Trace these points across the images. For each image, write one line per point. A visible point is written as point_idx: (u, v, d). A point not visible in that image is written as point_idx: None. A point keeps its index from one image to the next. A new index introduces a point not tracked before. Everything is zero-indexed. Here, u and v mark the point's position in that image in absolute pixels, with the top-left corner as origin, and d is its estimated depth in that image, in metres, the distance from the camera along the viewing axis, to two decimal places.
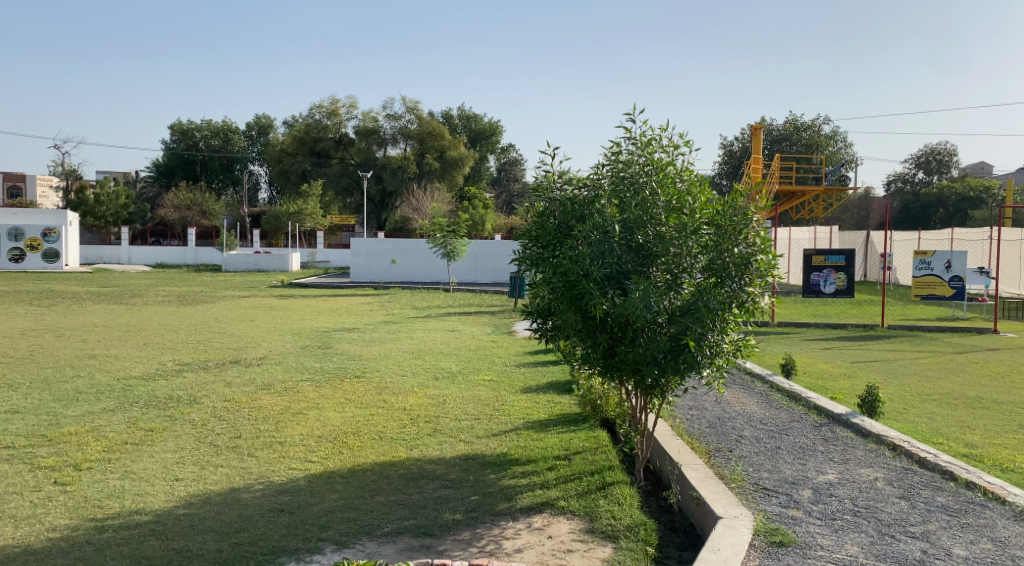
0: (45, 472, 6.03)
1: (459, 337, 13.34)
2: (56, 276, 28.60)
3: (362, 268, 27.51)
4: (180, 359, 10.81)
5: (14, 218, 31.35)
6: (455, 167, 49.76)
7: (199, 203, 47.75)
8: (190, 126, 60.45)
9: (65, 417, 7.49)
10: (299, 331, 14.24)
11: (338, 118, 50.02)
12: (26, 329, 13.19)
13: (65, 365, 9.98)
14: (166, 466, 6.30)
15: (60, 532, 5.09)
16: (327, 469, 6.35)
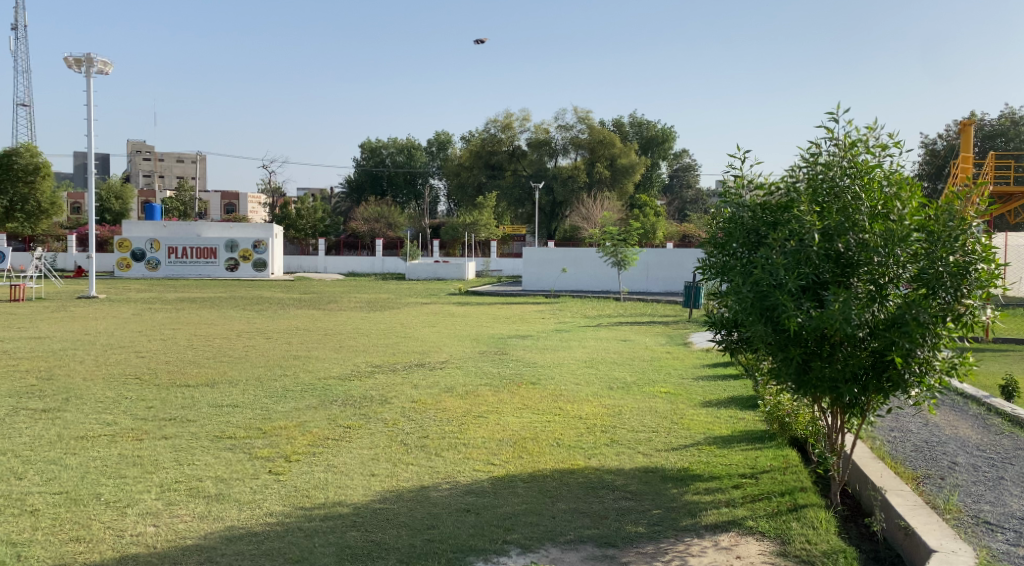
0: (261, 462, 6.58)
1: (634, 347, 13.21)
2: (263, 284, 31.19)
3: (534, 277, 27.92)
4: (372, 361, 11.44)
5: (231, 231, 34.58)
6: (626, 175, 49.14)
7: (386, 216, 50.48)
8: (378, 144, 64.26)
9: (276, 412, 8.14)
10: (477, 337, 14.66)
11: (512, 131, 51.24)
12: (240, 331, 14.47)
13: (273, 364, 10.85)
14: (363, 462, 6.68)
15: (276, 518, 5.53)
16: (509, 472, 6.50)
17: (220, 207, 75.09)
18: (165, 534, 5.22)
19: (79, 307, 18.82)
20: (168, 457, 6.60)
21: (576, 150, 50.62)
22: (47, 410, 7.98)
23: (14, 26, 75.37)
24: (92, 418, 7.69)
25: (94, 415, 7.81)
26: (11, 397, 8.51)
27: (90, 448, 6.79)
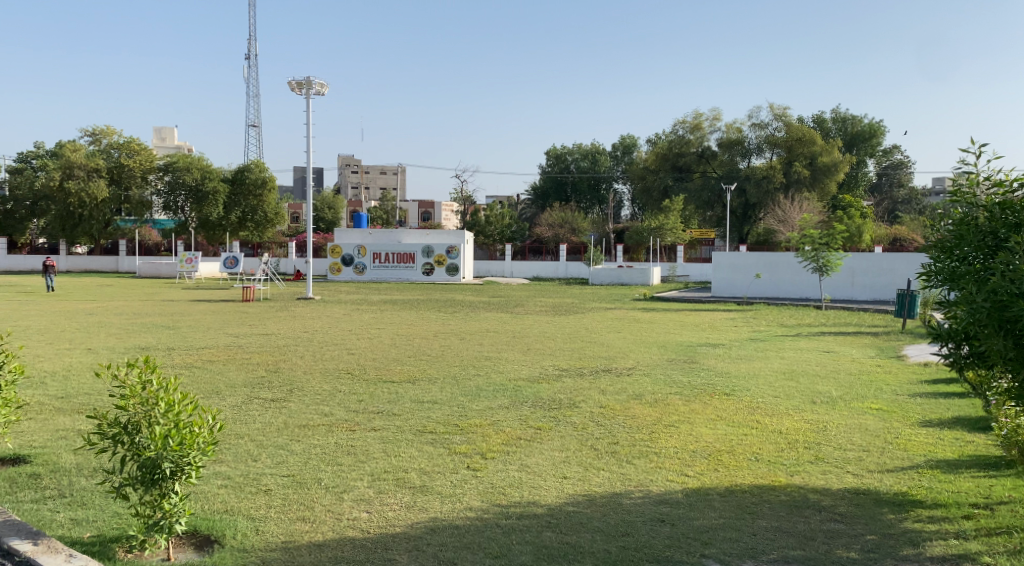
0: (459, 457, 6.77)
1: (837, 359, 12.43)
2: (454, 287, 32.41)
3: (725, 282, 27.12)
4: (560, 365, 11.49)
5: (427, 238, 36.31)
6: (828, 174, 46.21)
7: (570, 221, 50.76)
8: (563, 151, 64.93)
9: (471, 409, 8.38)
10: (665, 344, 14.38)
11: (701, 131, 50.04)
12: (437, 332, 15.09)
13: (467, 364, 11.18)
14: (556, 464, 6.70)
15: (475, 512, 5.66)
16: (704, 484, 6.28)
17: (417, 215, 78.97)
18: (377, 521, 5.50)
19: (296, 307, 20.44)
20: (377, 448, 6.95)
21: (771, 149, 48.54)
22: (274, 400, 8.66)
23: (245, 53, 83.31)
24: (312, 409, 8.27)
25: (314, 406, 8.39)
26: (244, 386, 9.34)
27: (310, 435, 7.29)
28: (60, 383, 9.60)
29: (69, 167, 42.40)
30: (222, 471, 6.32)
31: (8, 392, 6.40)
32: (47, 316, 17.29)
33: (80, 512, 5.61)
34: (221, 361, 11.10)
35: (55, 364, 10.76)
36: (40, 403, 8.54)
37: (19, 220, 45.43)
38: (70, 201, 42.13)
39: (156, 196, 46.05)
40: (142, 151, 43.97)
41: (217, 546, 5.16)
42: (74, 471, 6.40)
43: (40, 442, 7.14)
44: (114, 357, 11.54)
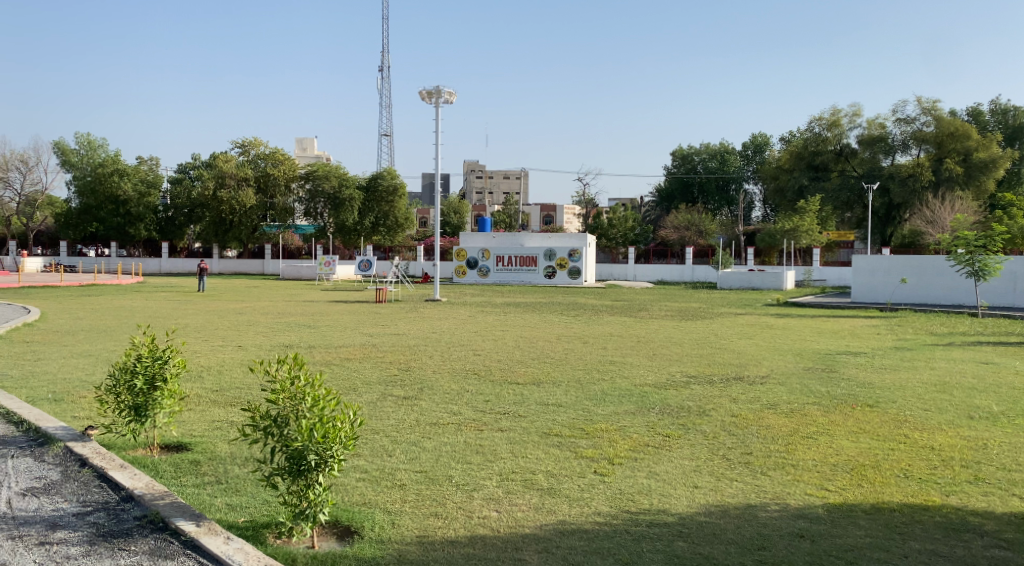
0: (586, 462, 6.73)
1: (995, 372, 11.56)
2: (578, 290, 32.32)
3: (867, 287, 25.90)
4: (688, 371, 11.23)
5: (550, 242, 36.39)
6: (985, 170, 43.11)
7: (697, 224, 49.64)
8: (689, 152, 63.73)
9: (597, 414, 8.32)
10: (801, 352, 13.82)
11: (840, 128, 47.80)
12: (562, 335, 15.09)
13: (592, 368, 11.12)
14: (686, 473, 6.55)
15: (604, 518, 5.62)
16: (847, 500, 5.99)
17: (540, 219, 79.43)
18: (507, 521, 5.55)
19: (426, 308, 20.95)
20: (505, 449, 7.02)
21: (918, 146, 46.01)
22: (406, 398, 8.90)
23: (379, 65, 86.40)
24: (441, 407, 8.45)
25: (443, 405, 8.57)
26: (378, 384, 9.65)
27: (441, 434, 7.44)
28: (214, 376, 10.24)
29: (222, 177, 45.40)
30: (359, 464, 6.55)
31: (172, 383, 6.90)
32: (200, 314, 18.53)
33: (234, 498, 5.95)
34: (356, 359, 11.52)
35: (209, 360, 11.47)
36: (197, 395, 9.13)
37: (177, 227, 48.63)
38: (222, 208, 44.99)
39: (298, 203, 48.56)
40: (284, 160, 46.39)
41: (357, 537, 5.35)
42: (229, 459, 6.80)
43: (198, 431, 7.63)
44: (259, 353, 12.20)
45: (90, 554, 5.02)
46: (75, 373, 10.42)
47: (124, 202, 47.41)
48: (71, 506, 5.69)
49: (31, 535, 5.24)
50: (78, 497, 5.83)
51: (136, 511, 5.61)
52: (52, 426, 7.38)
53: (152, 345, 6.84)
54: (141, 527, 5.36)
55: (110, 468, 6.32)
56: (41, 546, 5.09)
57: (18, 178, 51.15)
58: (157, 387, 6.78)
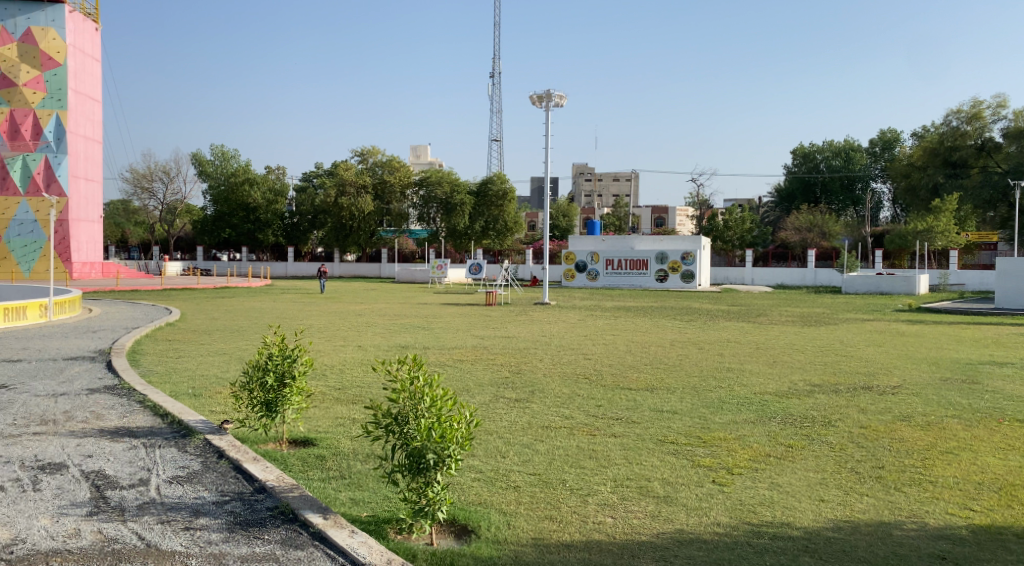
0: (704, 471, 6.61)
1: None
2: (693, 294, 31.71)
3: (1012, 293, 24.25)
4: (811, 380, 10.84)
5: (662, 244, 35.75)
6: None
7: (819, 225, 47.77)
8: (811, 149, 61.53)
9: (715, 422, 8.15)
10: (937, 361, 13.08)
11: (981, 122, 44.40)
12: (676, 340, 14.86)
13: (708, 375, 10.88)
14: (811, 485, 6.33)
15: (724, 528, 5.50)
16: (994, 523, 5.63)
17: (651, 222, 78.48)
18: (622, 527, 5.51)
19: (537, 312, 21.03)
20: (619, 455, 6.97)
21: None
22: (518, 400, 8.98)
23: (490, 71, 87.35)
24: (554, 411, 8.47)
25: (556, 408, 8.61)
26: (491, 385, 9.77)
27: (554, 437, 7.47)
28: (337, 375, 10.63)
29: (343, 184, 47.16)
30: (474, 464, 6.66)
31: (301, 380, 7.21)
32: (323, 316, 19.28)
33: (358, 493, 6.16)
34: (470, 360, 11.71)
35: (331, 359, 11.92)
36: (321, 393, 9.50)
37: (302, 232, 50.48)
38: (343, 214, 46.67)
39: (412, 208, 49.78)
40: (400, 168, 47.72)
41: (473, 536, 5.44)
42: (351, 455, 7.04)
43: (323, 427, 7.93)
44: (379, 353, 12.58)
45: (229, 541, 5.31)
46: (212, 370, 11.05)
47: (254, 209, 50.15)
48: (211, 494, 6.04)
49: (177, 520, 5.59)
50: (217, 486, 6.19)
51: (269, 502, 5.90)
52: (193, 419, 7.85)
53: (283, 343, 7.23)
54: (274, 518, 5.63)
55: (245, 460, 6.67)
56: (187, 531, 5.42)
57: (161, 188, 54.53)
58: (286, 384, 7.11)
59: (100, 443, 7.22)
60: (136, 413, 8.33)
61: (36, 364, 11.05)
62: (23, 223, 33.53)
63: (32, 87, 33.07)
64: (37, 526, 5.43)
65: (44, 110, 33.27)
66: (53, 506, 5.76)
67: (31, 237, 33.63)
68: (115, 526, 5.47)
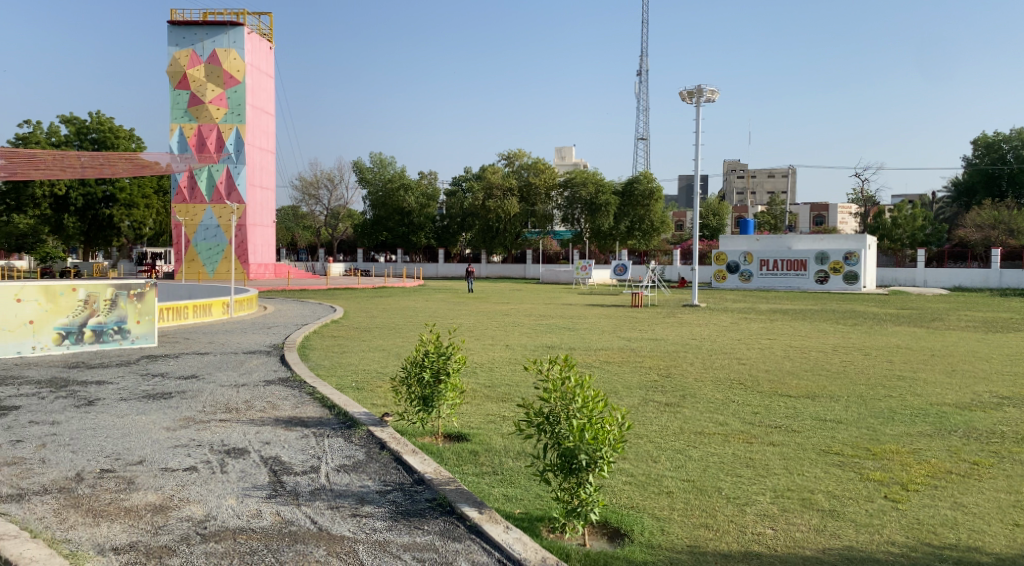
0: (875, 485, 6.23)
1: None
2: (857, 297, 30.01)
3: None
4: (999, 392, 9.98)
5: (822, 244, 34.13)
6: None
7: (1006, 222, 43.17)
8: (997, 138, 56.42)
9: (885, 434, 7.67)
10: None
11: None
12: (837, 345, 14.10)
13: (877, 383, 10.25)
14: (1001, 508, 5.82)
15: (899, 548, 5.17)
16: None
17: (809, 219, 75.07)
18: (784, 540, 5.29)
19: (687, 314, 20.55)
20: (778, 464, 6.69)
21: None
22: (668, 404, 8.81)
23: (638, 69, 86.23)
24: (707, 416, 8.24)
25: (709, 413, 8.37)
26: (640, 388, 9.63)
27: (708, 443, 7.27)
28: (487, 373, 10.84)
29: (490, 188, 48.08)
30: (625, 468, 6.57)
31: (455, 377, 7.38)
32: (473, 315, 19.69)
33: (510, 489, 6.25)
34: (617, 362, 11.62)
35: (482, 357, 12.15)
36: (473, 390, 9.69)
37: (452, 234, 51.91)
38: (490, 216, 47.57)
39: (558, 209, 49.96)
40: (546, 170, 48.07)
41: (627, 540, 5.38)
42: (504, 452, 7.14)
43: (475, 423, 8.10)
44: (528, 352, 12.70)
45: (393, 529, 5.51)
46: (373, 365, 11.55)
47: (408, 213, 52.08)
48: (374, 483, 6.30)
49: (345, 506, 5.87)
50: (380, 476, 6.44)
51: (428, 494, 6.08)
52: (357, 412, 8.21)
53: (438, 341, 7.44)
54: (433, 509, 5.80)
55: (405, 452, 6.92)
56: (354, 517, 5.68)
57: (326, 195, 57.60)
58: (441, 380, 7.31)
59: (276, 431, 7.69)
60: (306, 403, 8.82)
61: (220, 356, 11.91)
62: (210, 227, 36.55)
63: (217, 104, 35.96)
64: (224, 505, 5.85)
65: (226, 125, 36.05)
66: (237, 487, 6.19)
67: (214, 241, 36.57)
68: (291, 509, 5.81)
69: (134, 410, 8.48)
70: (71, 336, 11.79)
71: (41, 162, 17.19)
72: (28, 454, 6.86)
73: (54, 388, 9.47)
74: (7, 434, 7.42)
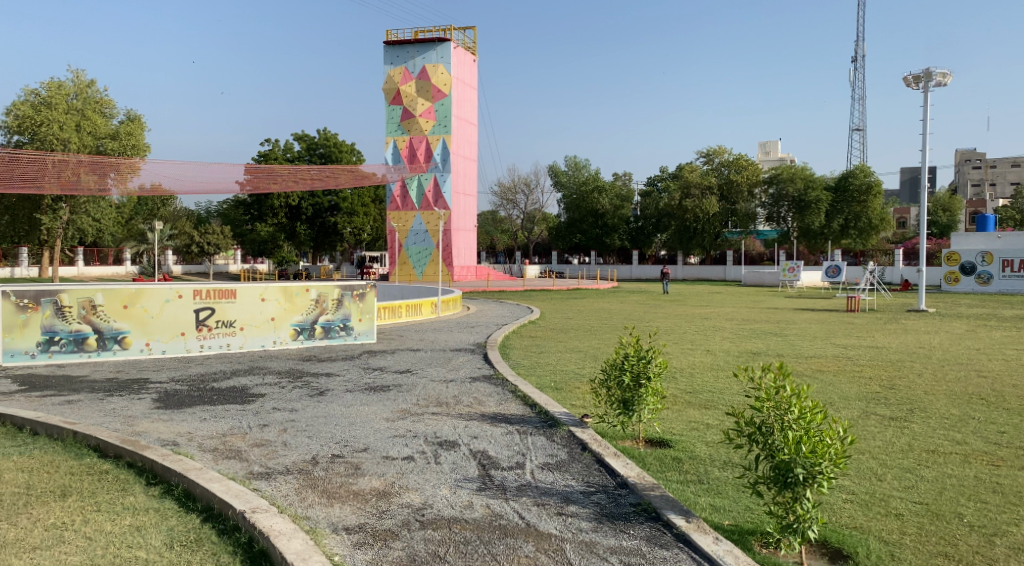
0: None
1: None
2: None
3: None
4: None
5: None
6: None
7: None
8: None
9: None
10: None
11: None
12: None
13: None
14: None
15: None
16: None
17: None
18: None
19: (912, 321, 18.88)
20: None
21: None
22: (893, 418, 8.14)
23: (854, 56, 80.89)
24: (941, 434, 7.53)
25: (942, 431, 7.65)
26: (860, 400, 8.99)
27: (943, 463, 6.64)
28: (688, 379, 10.56)
29: (688, 186, 46.97)
30: (846, 485, 6.14)
31: (655, 382, 7.23)
32: (673, 318, 19.29)
33: (718, 500, 6.02)
34: (832, 371, 10.92)
35: (683, 362, 11.84)
36: (673, 396, 9.48)
37: (647, 235, 51.28)
38: (687, 216, 46.58)
39: (762, 207, 47.96)
40: (749, 166, 46.25)
41: (850, 562, 5.02)
42: (709, 461, 6.92)
43: (677, 430, 7.93)
44: (734, 359, 12.25)
45: (599, 531, 5.49)
46: (571, 366, 11.61)
47: (603, 215, 52.16)
48: (578, 484, 6.31)
49: (551, 504, 5.91)
50: (583, 477, 6.44)
51: (632, 498, 6.00)
52: (558, 412, 8.28)
53: (638, 344, 7.34)
54: (638, 514, 5.72)
55: (607, 454, 6.88)
56: (560, 516, 5.71)
57: (522, 199, 59.02)
58: (642, 384, 7.21)
59: (482, 426, 7.92)
60: (510, 401, 9.02)
61: (430, 353, 12.48)
62: (418, 232, 38.60)
63: (426, 116, 37.84)
64: (439, 495, 6.09)
65: (434, 136, 37.78)
66: (450, 478, 6.43)
67: (424, 245, 38.45)
68: (500, 503, 5.94)
69: (358, 401, 9.07)
70: (305, 332, 12.83)
71: (276, 176, 18.87)
72: (272, 437, 7.51)
73: (291, 378, 10.35)
74: (255, 418, 8.16)
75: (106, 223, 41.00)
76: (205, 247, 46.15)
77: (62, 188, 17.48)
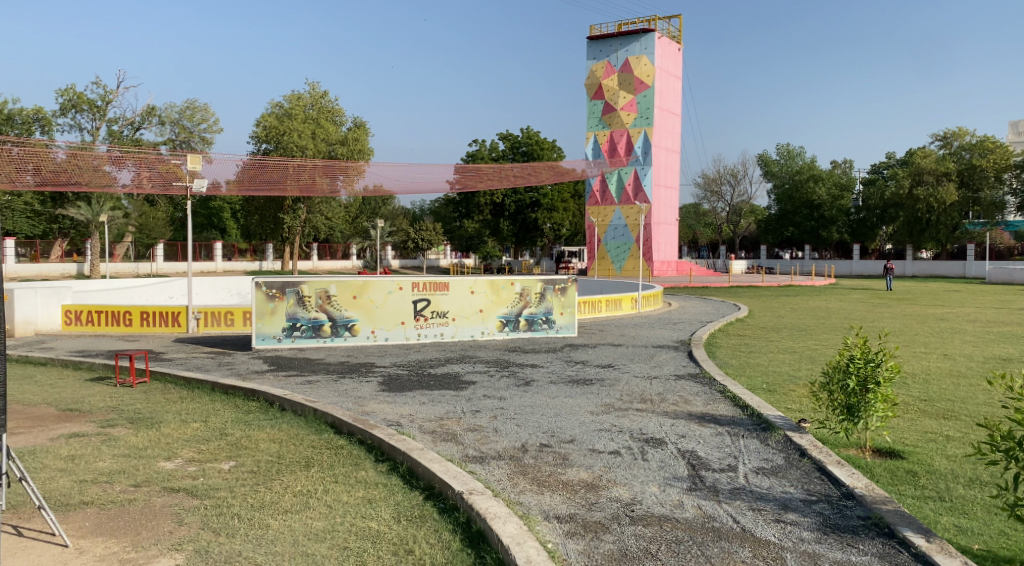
0: None
1: None
2: None
3: None
4: None
5: None
6: None
7: None
8: None
9: None
10: None
11: None
12: None
13: None
14: None
15: None
16: None
17: None
18: None
19: None
20: None
21: None
22: None
23: None
24: None
25: None
26: None
27: None
28: (921, 385, 9.67)
29: (920, 173, 43.41)
30: None
31: (886, 388, 6.66)
32: (900, 318, 17.78)
33: (963, 520, 5.45)
34: None
35: (915, 368, 10.83)
36: (905, 403, 8.71)
37: (869, 228, 47.80)
38: (918, 206, 42.94)
39: (1011, 195, 43.14)
40: (997, 149, 41.89)
41: None
42: (949, 477, 6.28)
43: (911, 440, 7.26)
44: (977, 364, 11.07)
45: (823, 542, 5.14)
46: (785, 367, 11.04)
47: (819, 206, 49.30)
48: (798, 491, 5.95)
49: (768, 510, 5.62)
50: (803, 484, 6.07)
51: (860, 511, 5.57)
52: (772, 414, 7.87)
53: (866, 346, 6.79)
54: (868, 528, 5.29)
55: (830, 463, 6.44)
56: (779, 523, 5.41)
57: (728, 191, 57.06)
58: (870, 389, 6.66)
59: (690, 425, 7.69)
60: (718, 401, 8.71)
61: (633, 349, 12.35)
62: (616, 227, 38.53)
63: (627, 110, 37.56)
64: (649, 492, 5.97)
65: (635, 129, 37.34)
66: (659, 476, 6.29)
67: (622, 240, 38.34)
68: (713, 505, 5.72)
69: (563, 393, 9.13)
70: (509, 324, 13.12)
71: (483, 174, 19.51)
72: (484, 423, 7.72)
73: (498, 368, 10.64)
74: (468, 404, 8.45)
75: (336, 221, 44.23)
76: (418, 242, 48.66)
77: (302, 191, 18.99)
